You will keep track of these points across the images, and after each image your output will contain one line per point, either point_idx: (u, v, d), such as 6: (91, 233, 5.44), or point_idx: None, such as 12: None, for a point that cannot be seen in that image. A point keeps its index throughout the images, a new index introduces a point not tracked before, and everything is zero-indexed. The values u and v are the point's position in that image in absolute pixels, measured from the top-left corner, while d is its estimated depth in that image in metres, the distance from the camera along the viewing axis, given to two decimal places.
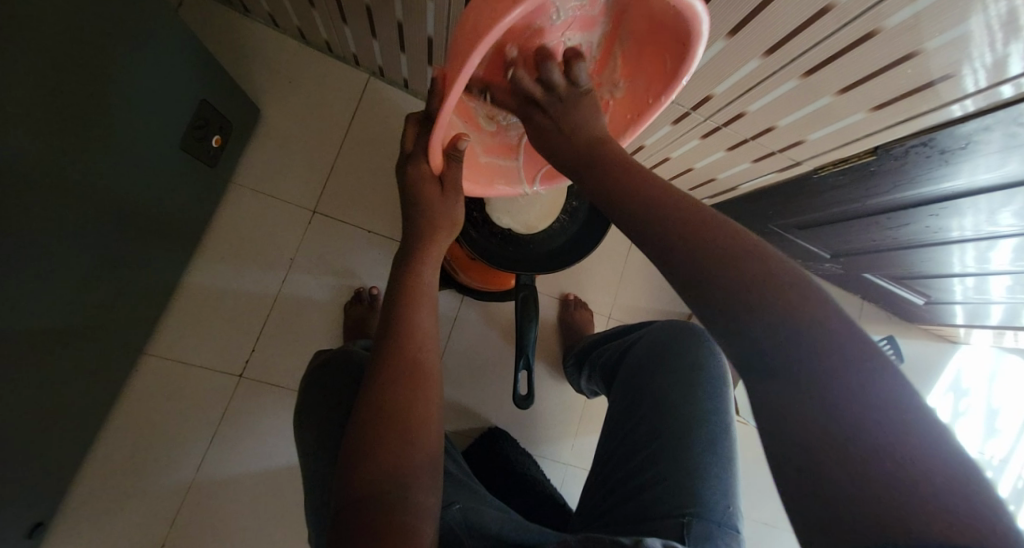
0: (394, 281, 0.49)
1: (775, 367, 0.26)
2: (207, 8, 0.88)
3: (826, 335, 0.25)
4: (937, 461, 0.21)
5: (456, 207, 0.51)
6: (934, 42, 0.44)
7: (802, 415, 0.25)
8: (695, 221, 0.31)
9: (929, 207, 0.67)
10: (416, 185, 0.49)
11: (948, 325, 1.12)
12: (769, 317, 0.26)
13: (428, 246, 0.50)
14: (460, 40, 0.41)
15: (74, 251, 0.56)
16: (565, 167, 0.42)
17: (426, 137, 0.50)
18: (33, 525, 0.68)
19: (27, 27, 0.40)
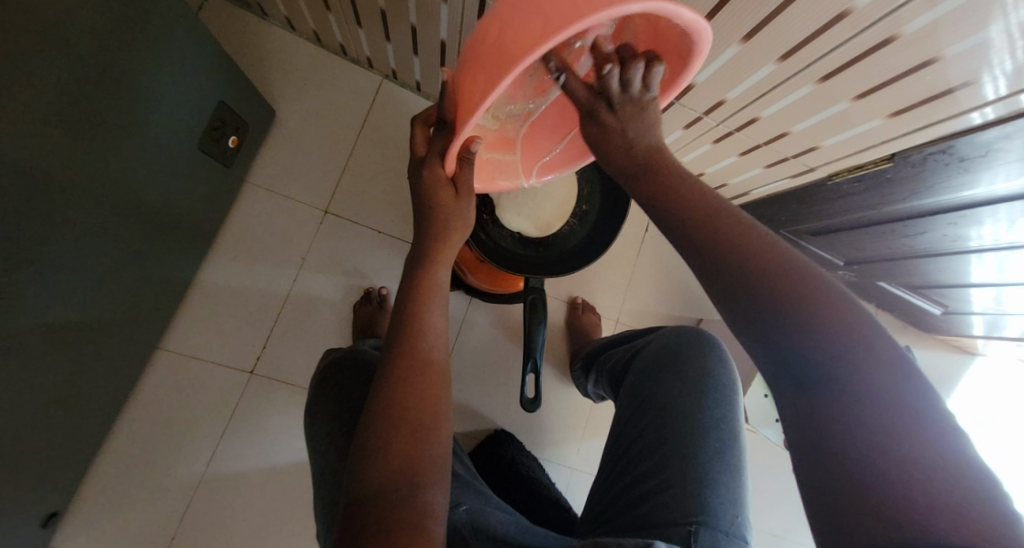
0: (406, 282, 0.48)
1: (805, 377, 0.28)
2: (226, 10, 0.90)
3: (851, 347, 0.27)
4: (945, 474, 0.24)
5: (470, 210, 0.51)
6: (953, 49, 0.44)
7: (832, 420, 0.27)
8: (731, 230, 0.32)
9: (947, 215, 0.66)
10: (430, 188, 0.49)
11: (965, 336, 1.10)
12: (798, 329, 0.28)
13: (441, 248, 0.49)
14: (482, 52, 0.39)
15: (93, 247, 0.57)
16: (625, 172, 0.38)
17: (439, 140, 0.49)
18: (48, 515, 0.70)
19: (50, 30, 0.41)
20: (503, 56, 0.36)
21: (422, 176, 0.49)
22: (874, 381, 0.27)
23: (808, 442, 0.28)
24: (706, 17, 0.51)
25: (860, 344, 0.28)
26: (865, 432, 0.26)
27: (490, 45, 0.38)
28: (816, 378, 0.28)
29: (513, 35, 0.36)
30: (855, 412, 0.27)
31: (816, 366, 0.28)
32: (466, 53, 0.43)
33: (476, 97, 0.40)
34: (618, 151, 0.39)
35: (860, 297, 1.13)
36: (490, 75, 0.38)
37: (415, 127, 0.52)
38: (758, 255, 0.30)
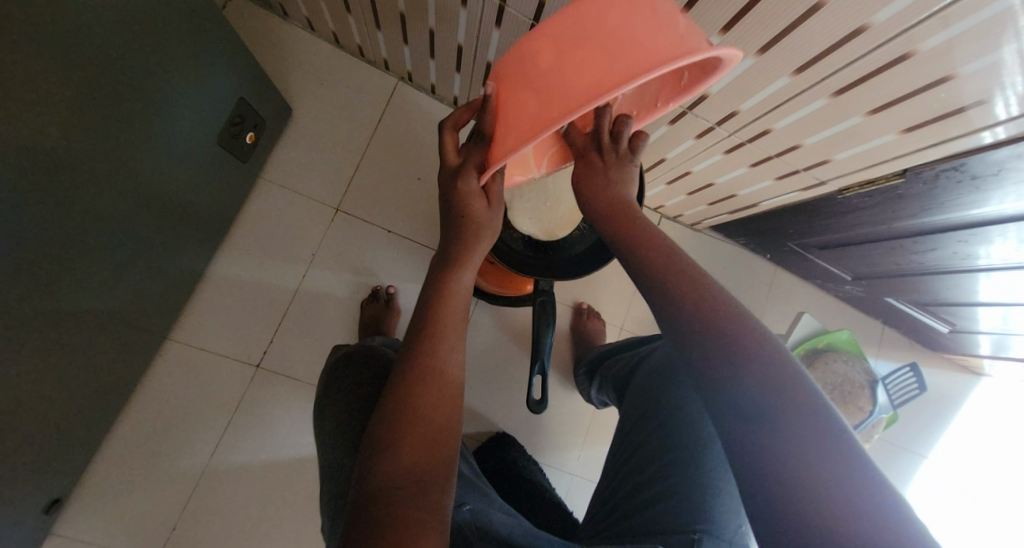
0: (431, 284, 0.50)
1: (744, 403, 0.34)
2: (248, 9, 0.92)
3: (769, 374, 0.33)
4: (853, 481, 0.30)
5: (498, 219, 0.52)
6: (968, 67, 0.44)
7: (773, 441, 0.32)
8: (676, 269, 0.40)
9: (957, 233, 0.67)
10: (464, 199, 0.48)
11: (973, 356, 1.09)
12: (725, 356, 0.35)
13: (466, 254, 0.50)
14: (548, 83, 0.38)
15: (109, 237, 0.58)
16: (598, 214, 0.46)
17: (475, 152, 0.47)
18: (51, 501, 0.70)
19: (74, 20, 0.42)
20: (563, 92, 0.37)
21: (456, 187, 0.47)
22: (790, 412, 0.32)
23: (757, 473, 0.33)
24: (723, 29, 0.51)
25: (779, 377, 0.33)
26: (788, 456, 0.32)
27: (545, 77, 0.39)
28: (746, 412, 0.34)
29: (574, 73, 0.37)
30: (778, 440, 0.32)
31: (755, 395, 0.33)
32: (512, 73, 0.42)
33: (525, 126, 0.40)
34: (592, 196, 0.47)
35: (867, 313, 1.13)
36: (545, 108, 0.38)
37: (445, 133, 0.50)
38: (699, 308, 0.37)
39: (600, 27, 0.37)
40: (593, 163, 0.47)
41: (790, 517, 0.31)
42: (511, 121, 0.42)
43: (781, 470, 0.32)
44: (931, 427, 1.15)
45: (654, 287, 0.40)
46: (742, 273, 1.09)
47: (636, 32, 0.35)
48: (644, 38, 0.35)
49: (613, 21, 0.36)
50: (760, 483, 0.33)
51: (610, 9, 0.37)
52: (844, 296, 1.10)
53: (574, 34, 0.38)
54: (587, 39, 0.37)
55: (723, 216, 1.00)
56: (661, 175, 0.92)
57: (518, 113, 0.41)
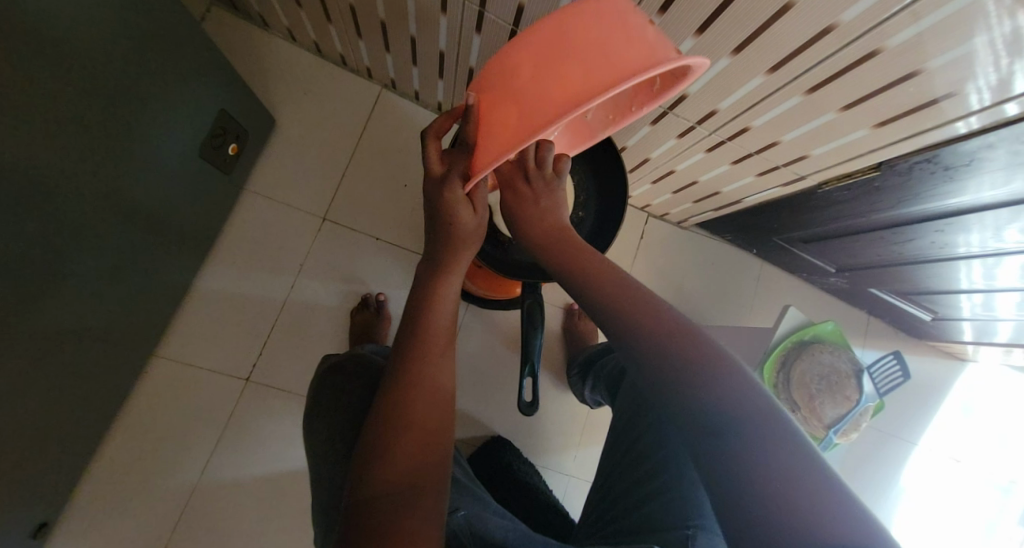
0: (417, 290, 0.50)
1: (727, 418, 0.35)
2: (228, 21, 0.91)
3: (744, 391, 0.35)
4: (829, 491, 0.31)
5: (483, 226, 0.52)
6: (936, 61, 0.45)
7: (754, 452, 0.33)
8: (626, 302, 0.43)
9: (935, 222, 0.69)
10: (451, 209, 0.48)
11: (956, 342, 1.11)
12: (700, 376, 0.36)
13: (453, 260, 0.50)
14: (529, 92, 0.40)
15: (91, 254, 0.58)
16: (538, 244, 0.52)
17: (460, 159, 0.47)
18: (39, 524, 0.69)
19: (46, 31, 0.42)
20: (540, 101, 0.39)
21: (442, 195, 0.47)
22: (769, 429, 0.33)
23: (739, 480, 0.32)
24: (698, 30, 0.52)
25: (741, 388, 0.36)
26: (761, 461, 0.32)
27: (525, 87, 0.40)
28: (716, 424, 0.35)
29: (552, 83, 0.39)
30: (750, 444, 0.33)
31: (732, 410, 0.35)
32: (494, 82, 0.44)
33: (506, 135, 0.42)
34: (532, 227, 0.52)
35: (853, 304, 1.15)
36: (524, 118, 0.40)
37: (428, 142, 0.50)
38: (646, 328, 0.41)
39: (578, 38, 0.39)
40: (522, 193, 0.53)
41: (769, 522, 0.30)
42: (493, 130, 0.44)
43: (754, 473, 0.32)
44: (918, 414, 1.17)
45: (618, 319, 0.43)
46: (729, 269, 1.11)
47: (609, 43, 0.38)
48: (617, 49, 0.37)
49: (589, 32, 0.38)
50: (741, 494, 0.32)
51: (587, 20, 0.39)
52: (829, 288, 1.11)
53: (553, 45, 0.40)
54: (564, 50, 0.39)
55: (708, 213, 1.01)
56: (646, 174, 0.92)
57: (501, 120, 0.43)
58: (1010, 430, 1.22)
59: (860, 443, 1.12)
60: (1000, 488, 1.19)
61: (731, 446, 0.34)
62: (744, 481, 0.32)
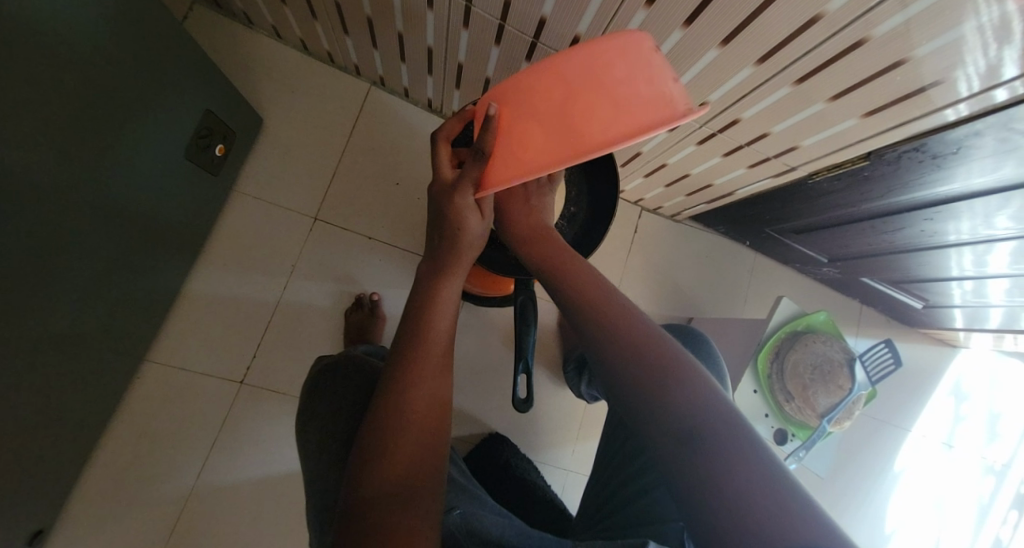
0: (421, 290, 0.50)
1: (701, 429, 0.35)
2: (212, 20, 0.90)
3: (715, 403, 0.36)
4: (800, 500, 0.31)
5: (489, 230, 0.52)
6: (924, 49, 0.45)
7: (731, 463, 0.33)
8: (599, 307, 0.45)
9: (924, 211, 0.69)
10: (459, 215, 0.49)
11: (948, 329, 1.13)
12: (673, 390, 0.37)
13: (457, 261, 0.51)
14: (548, 120, 0.42)
15: (78, 259, 0.57)
16: (520, 238, 0.55)
17: (473, 168, 0.47)
18: (34, 533, 0.68)
19: (26, 32, 0.41)
20: (552, 137, 0.41)
21: (452, 202, 0.48)
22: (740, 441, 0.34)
23: (719, 489, 0.32)
24: (685, 22, 0.52)
25: (710, 396, 0.37)
26: (734, 465, 0.32)
27: (542, 115, 0.42)
28: (690, 433, 0.35)
29: (566, 121, 0.40)
30: (719, 451, 0.33)
31: (704, 419, 0.35)
32: (513, 95, 0.44)
33: (517, 157, 0.44)
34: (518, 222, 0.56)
35: (845, 293, 1.16)
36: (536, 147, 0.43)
37: (439, 145, 0.51)
38: (618, 333, 0.42)
39: (602, 75, 0.39)
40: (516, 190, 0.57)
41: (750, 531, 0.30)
42: (506, 147, 0.45)
43: (726, 481, 0.32)
44: (911, 401, 1.18)
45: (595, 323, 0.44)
46: (722, 262, 1.11)
47: (624, 93, 0.38)
48: (629, 100, 0.38)
49: (609, 73, 0.38)
50: (720, 502, 0.31)
51: (612, 58, 0.38)
52: (822, 278, 1.12)
53: (578, 76, 0.40)
54: (586, 85, 0.39)
55: (701, 206, 1.01)
56: (637, 168, 0.92)
57: (518, 139, 0.44)
58: (1002, 413, 1.24)
59: (855, 431, 1.13)
60: (993, 472, 1.21)
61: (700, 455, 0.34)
62: (722, 488, 0.32)
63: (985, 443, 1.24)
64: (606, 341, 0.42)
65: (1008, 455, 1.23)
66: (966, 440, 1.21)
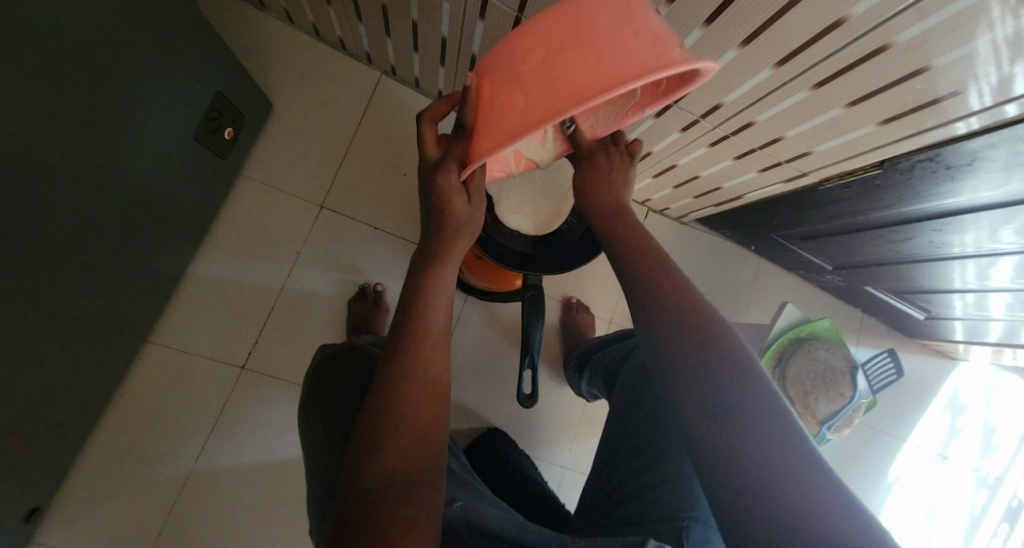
0: (413, 279, 0.49)
1: (750, 421, 0.35)
2: (224, 2, 0.89)
3: (769, 399, 0.36)
4: (843, 498, 0.31)
5: (480, 214, 0.50)
6: (943, 59, 0.45)
7: (781, 456, 0.33)
8: (675, 282, 0.43)
9: (932, 222, 0.69)
10: (444, 195, 0.46)
11: (948, 341, 1.13)
12: (726, 381, 0.37)
13: (449, 250, 0.49)
14: (531, 80, 0.38)
15: (84, 237, 0.57)
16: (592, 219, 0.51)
17: (460, 146, 0.45)
18: (31, 510, 0.68)
19: (38, 7, 0.40)
20: (542, 94, 0.37)
21: (437, 183, 0.46)
22: (791, 438, 0.34)
23: (758, 479, 0.33)
24: (706, 22, 0.51)
25: (765, 391, 0.36)
26: (781, 458, 0.33)
27: (528, 78, 0.39)
28: (737, 423, 0.35)
29: (552, 79, 0.37)
30: (768, 450, 0.33)
31: (756, 414, 0.35)
32: (496, 69, 0.42)
33: (500, 126, 0.40)
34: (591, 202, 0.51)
35: (847, 302, 1.16)
36: (522, 111, 0.38)
37: (425, 126, 0.48)
38: (677, 308, 0.41)
39: (590, 33, 0.37)
40: (599, 163, 0.51)
41: (785, 519, 0.31)
42: (490, 121, 0.42)
43: (768, 472, 0.33)
44: (908, 411, 1.18)
45: (656, 298, 0.43)
46: (727, 265, 1.11)
47: (621, 46, 0.36)
48: (627, 51, 0.36)
49: (602, 29, 0.37)
50: (758, 490, 0.32)
51: (600, 19, 0.37)
52: (825, 286, 1.12)
53: (562, 37, 0.38)
54: (572, 44, 0.37)
55: (708, 208, 1.01)
56: (648, 168, 0.92)
57: (500, 109, 0.41)
58: (997, 427, 1.25)
59: (851, 439, 1.13)
60: (986, 485, 1.21)
61: (744, 452, 0.34)
62: (762, 478, 0.33)
63: (979, 456, 1.25)
64: (672, 320, 0.41)
65: (1001, 468, 1.24)
66: (961, 452, 1.21)
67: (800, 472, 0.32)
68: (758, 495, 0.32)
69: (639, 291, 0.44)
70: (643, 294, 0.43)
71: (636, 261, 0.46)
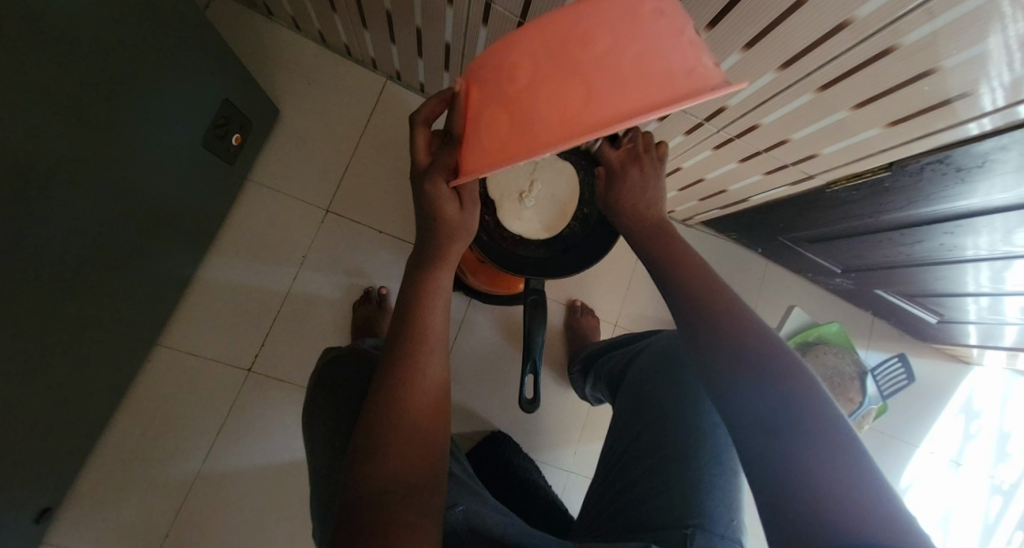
0: (412, 282, 0.49)
1: (785, 422, 0.35)
2: (232, 10, 0.90)
3: (811, 401, 0.35)
4: (886, 504, 0.31)
5: (473, 220, 0.50)
6: (953, 60, 0.44)
7: (818, 457, 0.33)
8: (700, 290, 0.43)
9: (944, 225, 0.68)
10: (435, 203, 0.47)
11: (961, 345, 1.11)
12: (757, 383, 0.37)
13: (444, 252, 0.49)
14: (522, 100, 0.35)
15: (92, 242, 0.58)
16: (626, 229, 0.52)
17: (446, 153, 0.44)
18: (42, 510, 0.69)
19: (49, 18, 0.41)
20: (530, 123, 0.34)
21: (427, 191, 0.46)
22: (829, 439, 0.33)
23: (793, 479, 0.33)
24: (709, 24, 0.51)
25: (808, 391, 0.36)
26: (820, 460, 0.32)
27: (519, 100, 0.35)
28: (772, 422, 0.35)
29: (541, 104, 0.34)
30: (805, 451, 0.33)
31: (793, 416, 0.34)
32: (485, 81, 0.39)
33: (493, 146, 0.38)
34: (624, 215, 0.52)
35: (857, 305, 1.14)
36: (512, 134, 0.36)
37: (417, 129, 0.48)
38: (715, 309, 0.42)
39: (583, 46, 0.32)
40: (630, 178, 0.52)
41: (817, 520, 0.30)
42: (479, 138, 0.40)
43: (802, 473, 0.32)
44: (921, 416, 1.16)
45: (691, 301, 0.43)
46: (735, 268, 1.10)
47: (624, 59, 0.31)
48: (624, 77, 0.31)
49: (599, 44, 0.32)
50: (789, 489, 0.33)
51: (596, 25, 0.32)
52: (834, 289, 1.11)
53: (554, 50, 0.33)
54: (564, 59, 0.33)
55: (714, 211, 1.00)
56: None
57: (490, 126, 0.39)
58: (1012, 432, 1.22)
59: None
60: (1001, 492, 1.18)
61: (780, 450, 0.34)
62: (796, 477, 0.33)
63: (994, 463, 1.22)
64: (701, 321, 0.42)
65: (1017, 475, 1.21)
66: (975, 459, 1.19)
67: (838, 475, 0.32)
68: (793, 494, 0.32)
69: (676, 292, 0.45)
70: (678, 297, 0.44)
71: (664, 271, 0.47)
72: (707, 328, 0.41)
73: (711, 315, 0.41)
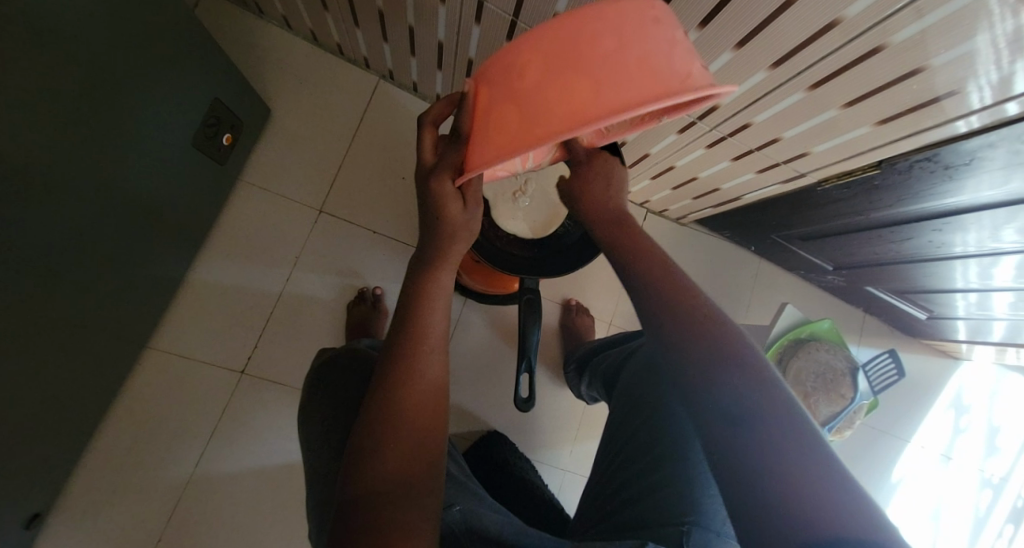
0: (412, 283, 0.49)
1: (753, 421, 0.34)
2: (222, 9, 0.90)
3: (775, 400, 0.35)
4: (852, 501, 0.30)
5: (476, 221, 0.50)
6: (941, 58, 0.44)
7: (785, 456, 0.32)
8: (677, 291, 0.43)
9: (933, 222, 0.69)
10: (440, 202, 0.46)
11: (951, 341, 1.12)
12: (728, 384, 0.36)
13: (445, 254, 0.49)
14: (530, 93, 0.37)
15: (82, 243, 0.57)
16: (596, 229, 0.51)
17: (454, 152, 0.45)
18: (32, 516, 0.68)
19: (36, 17, 0.41)
20: (540, 113, 0.35)
21: (432, 190, 0.46)
22: (795, 438, 0.33)
23: (761, 478, 0.32)
24: (701, 24, 0.52)
25: (771, 391, 0.36)
26: (785, 458, 0.32)
27: (527, 93, 0.37)
28: (739, 422, 0.35)
29: (552, 96, 0.35)
30: (771, 450, 0.33)
31: (759, 415, 0.34)
32: (493, 79, 0.40)
33: (500, 139, 0.39)
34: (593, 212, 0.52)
35: (849, 302, 1.15)
36: (521, 126, 0.37)
37: (424, 131, 0.48)
38: (684, 311, 0.41)
39: (591, 44, 0.35)
40: (594, 173, 0.52)
41: (787, 520, 0.30)
42: (484, 133, 0.41)
43: (770, 473, 0.32)
44: (911, 411, 1.18)
45: (660, 304, 0.43)
46: (728, 266, 1.11)
47: (629, 57, 0.34)
48: (630, 72, 0.34)
49: (606, 43, 0.35)
50: (758, 490, 0.32)
51: (602, 26, 0.35)
52: (825, 286, 1.12)
53: (564, 48, 0.36)
54: (573, 55, 0.35)
55: (707, 210, 1.00)
56: (645, 170, 0.91)
57: (496, 120, 0.39)
58: (1001, 426, 1.24)
59: (852, 440, 1.12)
60: (991, 486, 1.20)
61: (749, 451, 0.34)
62: (764, 477, 0.32)
63: (984, 457, 1.24)
64: (672, 325, 0.41)
65: (1006, 468, 1.23)
66: (965, 453, 1.20)
67: (803, 474, 0.31)
68: (762, 494, 0.32)
69: (645, 295, 0.44)
70: (649, 300, 0.44)
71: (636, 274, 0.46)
72: (680, 330, 0.40)
73: (678, 318, 0.41)
